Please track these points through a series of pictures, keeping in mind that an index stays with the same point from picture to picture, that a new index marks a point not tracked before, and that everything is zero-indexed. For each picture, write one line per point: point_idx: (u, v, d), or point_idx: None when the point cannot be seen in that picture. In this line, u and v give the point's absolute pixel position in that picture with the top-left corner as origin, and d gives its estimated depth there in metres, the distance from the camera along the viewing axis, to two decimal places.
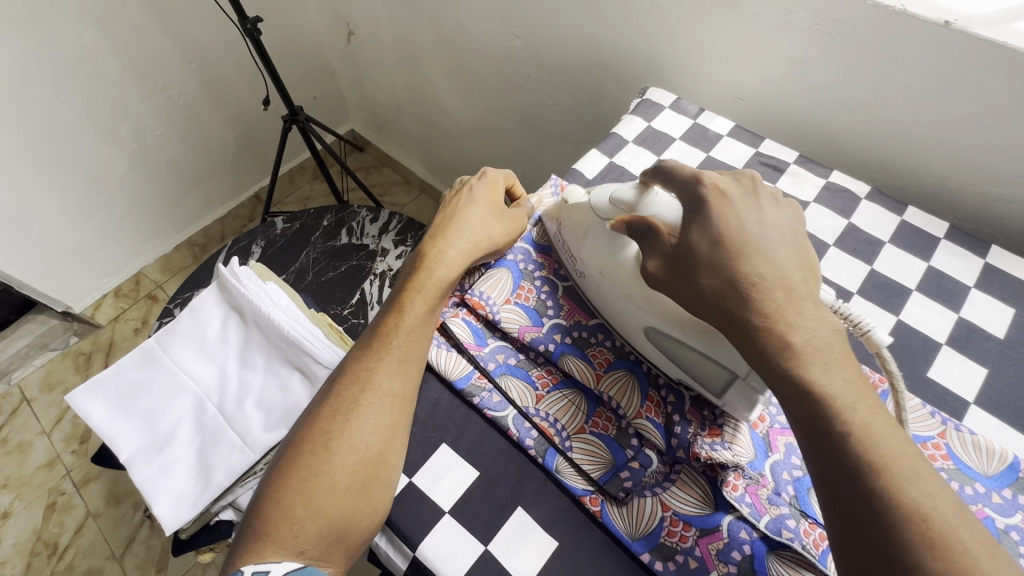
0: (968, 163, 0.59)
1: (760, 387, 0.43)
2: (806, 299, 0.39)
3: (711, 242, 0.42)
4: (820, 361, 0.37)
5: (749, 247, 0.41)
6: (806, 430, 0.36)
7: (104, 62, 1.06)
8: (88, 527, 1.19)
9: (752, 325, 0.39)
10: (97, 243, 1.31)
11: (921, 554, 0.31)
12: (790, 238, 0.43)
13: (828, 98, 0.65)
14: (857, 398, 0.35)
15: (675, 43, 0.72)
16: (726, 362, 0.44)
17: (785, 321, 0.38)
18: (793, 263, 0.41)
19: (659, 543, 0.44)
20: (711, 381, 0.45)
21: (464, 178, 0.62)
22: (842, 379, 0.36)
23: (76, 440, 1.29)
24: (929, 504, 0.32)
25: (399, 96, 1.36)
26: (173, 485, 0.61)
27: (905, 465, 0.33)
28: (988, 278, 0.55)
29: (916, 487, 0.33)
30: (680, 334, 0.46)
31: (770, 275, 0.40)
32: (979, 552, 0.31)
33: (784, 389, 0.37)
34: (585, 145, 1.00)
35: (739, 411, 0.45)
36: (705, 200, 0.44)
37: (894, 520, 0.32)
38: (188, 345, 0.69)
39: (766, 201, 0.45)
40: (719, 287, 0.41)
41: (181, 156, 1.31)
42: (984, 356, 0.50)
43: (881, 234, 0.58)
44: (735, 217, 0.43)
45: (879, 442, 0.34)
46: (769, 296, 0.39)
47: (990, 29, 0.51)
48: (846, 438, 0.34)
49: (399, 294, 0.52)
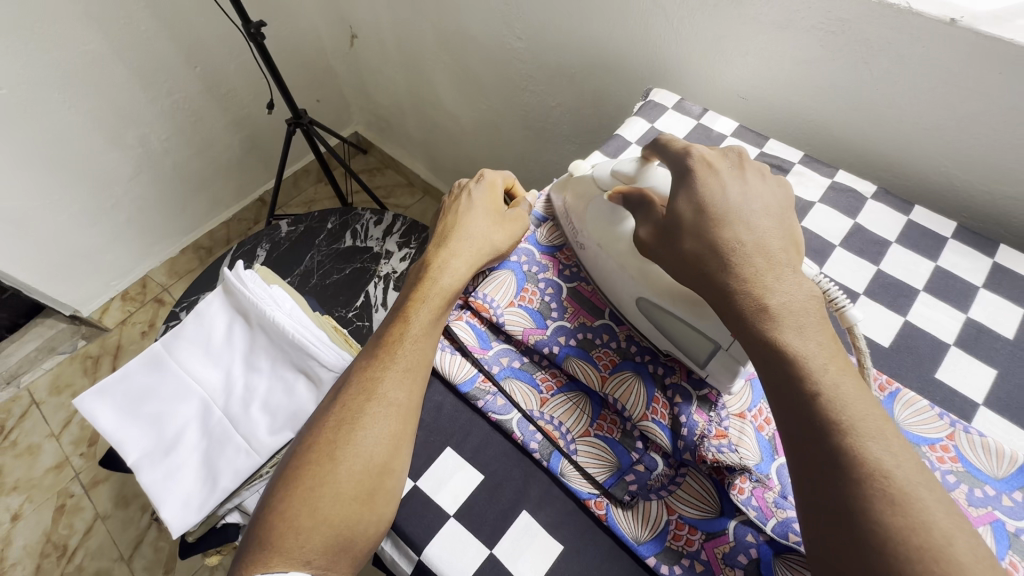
0: (976, 162, 0.58)
1: (742, 358, 0.44)
2: (785, 265, 0.41)
3: (696, 209, 0.44)
4: (793, 324, 0.39)
5: (731, 214, 0.43)
6: (777, 392, 0.38)
7: (109, 68, 1.07)
8: (96, 529, 1.20)
9: (744, 307, 0.40)
10: (104, 247, 1.31)
11: (878, 508, 0.32)
12: (774, 209, 0.44)
13: (833, 97, 0.64)
14: (828, 358, 0.37)
15: (677, 43, 0.72)
16: (712, 334, 0.46)
17: (762, 285, 0.40)
18: (775, 233, 0.43)
19: (665, 547, 0.44)
20: (696, 351, 0.47)
21: (464, 181, 0.62)
22: (815, 342, 0.38)
23: (84, 443, 1.30)
24: (892, 462, 0.33)
25: (402, 98, 1.36)
26: (180, 490, 0.62)
27: (872, 425, 0.34)
28: (995, 277, 0.54)
29: (882, 446, 0.33)
30: (669, 305, 0.48)
31: (750, 241, 0.42)
32: (937, 509, 0.32)
33: (759, 353, 0.39)
34: (588, 146, 1.00)
35: (722, 382, 0.47)
36: (691, 170, 0.45)
37: (855, 475, 0.33)
38: (194, 349, 0.70)
39: (752, 174, 0.45)
40: (702, 252, 0.43)
41: (186, 160, 1.32)
42: (993, 357, 0.50)
43: (888, 235, 0.58)
44: (721, 188, 0.44)
45: (847, 404, 0.35)
46: (748, 260, 0.41)
47: (996, 27, 0.50)
48: (814, 398, 0.36)
49: (404, 303, 0.52)
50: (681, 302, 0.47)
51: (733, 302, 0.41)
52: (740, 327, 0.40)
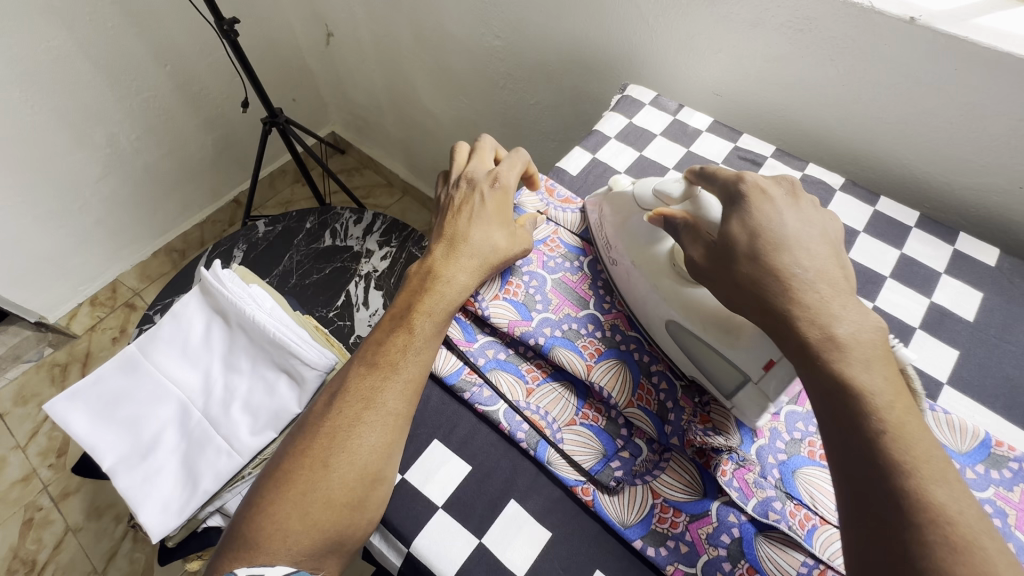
0: (936, 152, 0.61)
1: (773, 394, 0.44)
2: (849, 295, 0.41)
3: (750, 234, 0.43)
4: (861, 357, 0.38)
5: (788, 241, 0.43)
6: (838, 425, 0.37)
7: (76, 65, 1.04)
8: (67, 543, 1.16)
9: (807, 338, 0.39)
10: (70, 251, 1.28)
11: (940, 557, 0.31)
12: (831, 237, 0.45)
13: (801, 94, 0.67)
14: (894, 396, 0.36)
15: (653, 41, 0.74)
16: (742, 365, 0.45)
17: (829, 314, 0.39)
18: (834, 261, 0.43)
19: (651, 529, 0.45)
20: (723, 381, 0.47)
21: (474, 178, 0.58)
22: (883, 377, 0.37)
23: (53, 454, 1.26)
24: (957, 509, 0.33)
25: (379, 97, 1.35)
26: (158, 493, 0.61)
27: (936, 468, 0.34)
28: (956, 263, 0.57)
29: (947, 490, 0.33)
30: (698, 330, 0.48)
31: (811, 268, 0.42)
32: (999, 560, 0.31)
33: (819, 382, 0.38)
34: (567, 143, 1.01)
35: (748, 417, 0.46)
36: (745, 196, 0.45)
37: (917, 521, 0.32)
38: (171, 351, 0.68)
39: (806, 204, 0.46)
40: (757, 276, 0.42)
41: (157, 160, 1.29)
42: (955, 338, 0.52)
43: (856, 224, 0.60)
44: (777, 214, 0.44)
45: (910, 443, 0.35)
46: (811, 286, 0.41)
47: (952, 25, 0.53)
48: (879, 434, 0.35)
49: (406, 312, 0.51)
50: (713, 328, 0.47)
51: (796, 333, 0.40)
52: (800, 356, 0.39)
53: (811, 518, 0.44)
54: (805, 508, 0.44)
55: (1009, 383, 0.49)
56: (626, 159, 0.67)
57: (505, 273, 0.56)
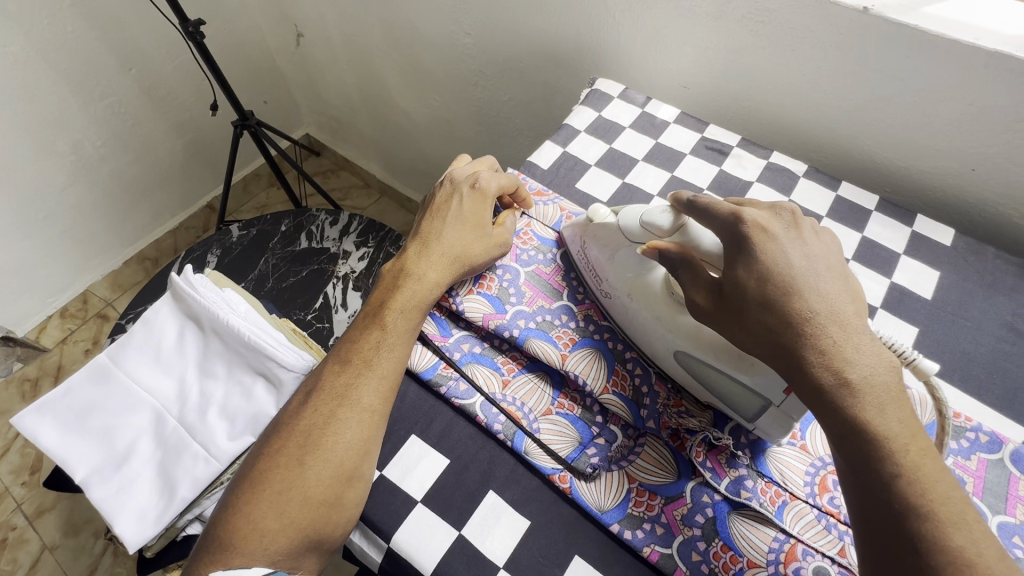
0: (894, 137, 0.63)
1: (797, 416, 0.43)
2: (863, 332, 0.39)
3: (759, 279, 0.41)
4: (875, 403, 0.37)
5: (797, 283, 0.40)
6: (855, 469, 0.36)
7: (36, 71, 1.02)
8: (44, 561, 1.13)
9: (822, 383, 0.38)
10: (37, 263, 1.24)
11: None
12: (837, 269, 0.42)
13: (764, 85, 0.68)
14: (909, 438, 0.36)
15: (620, 35, 0.75)
16: (762, 391, 0.44)
17: (842, 357, 0.38)
18: (844, 297, 0.40)
19: (627, 513, 0.45)
20: (745, 406, 0.46)
21: (454, 179, 0.58)
22: (898, 420, 0.36)
23: (26, 471, 1.22)
24: (974, 551, 0.32)
25: (352, 97, 1.35)
26: (134, 503, 0.60)
27: (953, 510, 0.34)
28: (916, 244, 0.59)
29: (963, 532, 0.33)
30: (710, 358, 0.46)
31: (823, 309, 0.39)
32: None
33: (834, 425, 0.37)
34: (540, 138, 1.02)
35: (772, 435, 0.46)
36: (747, 238, 0.42)
37: (934, 563, 0.32)
38: (143, 358, 0.67)
39: (808, 234, 0.43)
40: (771, 323, 0.40)
41: (125, 167, 1.27)
42: (915, 316, 0.54)
43: (819, 209, 0.62)
44: (784, 256, 0.41)
45: (928, 486, 0.34)
46: (824, 331, 0.38)
47: (901, 14, 0.55)
48: (896, 479, 0.35)
49: (378, 310, 0.51)
50: (725, 355, 0.45)
51: (811, 377, 0.38)
52: (815, 402, 0.38)
53: (781, 495, 0.45)
54: (775, 486, 0.46)
55: (966, 356, 0.52)
56: (596, 152, 0.68)
57: (479, 279, 0.56)
